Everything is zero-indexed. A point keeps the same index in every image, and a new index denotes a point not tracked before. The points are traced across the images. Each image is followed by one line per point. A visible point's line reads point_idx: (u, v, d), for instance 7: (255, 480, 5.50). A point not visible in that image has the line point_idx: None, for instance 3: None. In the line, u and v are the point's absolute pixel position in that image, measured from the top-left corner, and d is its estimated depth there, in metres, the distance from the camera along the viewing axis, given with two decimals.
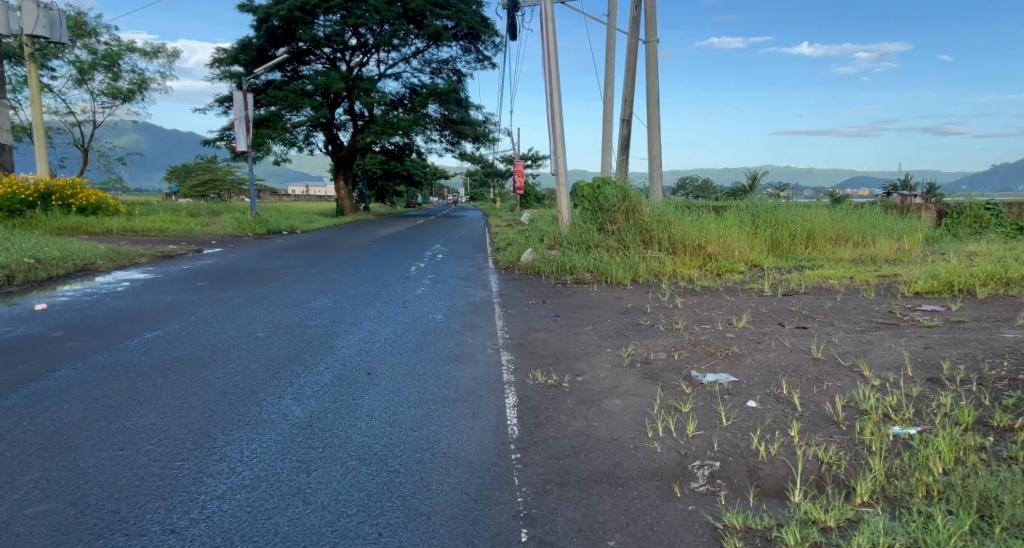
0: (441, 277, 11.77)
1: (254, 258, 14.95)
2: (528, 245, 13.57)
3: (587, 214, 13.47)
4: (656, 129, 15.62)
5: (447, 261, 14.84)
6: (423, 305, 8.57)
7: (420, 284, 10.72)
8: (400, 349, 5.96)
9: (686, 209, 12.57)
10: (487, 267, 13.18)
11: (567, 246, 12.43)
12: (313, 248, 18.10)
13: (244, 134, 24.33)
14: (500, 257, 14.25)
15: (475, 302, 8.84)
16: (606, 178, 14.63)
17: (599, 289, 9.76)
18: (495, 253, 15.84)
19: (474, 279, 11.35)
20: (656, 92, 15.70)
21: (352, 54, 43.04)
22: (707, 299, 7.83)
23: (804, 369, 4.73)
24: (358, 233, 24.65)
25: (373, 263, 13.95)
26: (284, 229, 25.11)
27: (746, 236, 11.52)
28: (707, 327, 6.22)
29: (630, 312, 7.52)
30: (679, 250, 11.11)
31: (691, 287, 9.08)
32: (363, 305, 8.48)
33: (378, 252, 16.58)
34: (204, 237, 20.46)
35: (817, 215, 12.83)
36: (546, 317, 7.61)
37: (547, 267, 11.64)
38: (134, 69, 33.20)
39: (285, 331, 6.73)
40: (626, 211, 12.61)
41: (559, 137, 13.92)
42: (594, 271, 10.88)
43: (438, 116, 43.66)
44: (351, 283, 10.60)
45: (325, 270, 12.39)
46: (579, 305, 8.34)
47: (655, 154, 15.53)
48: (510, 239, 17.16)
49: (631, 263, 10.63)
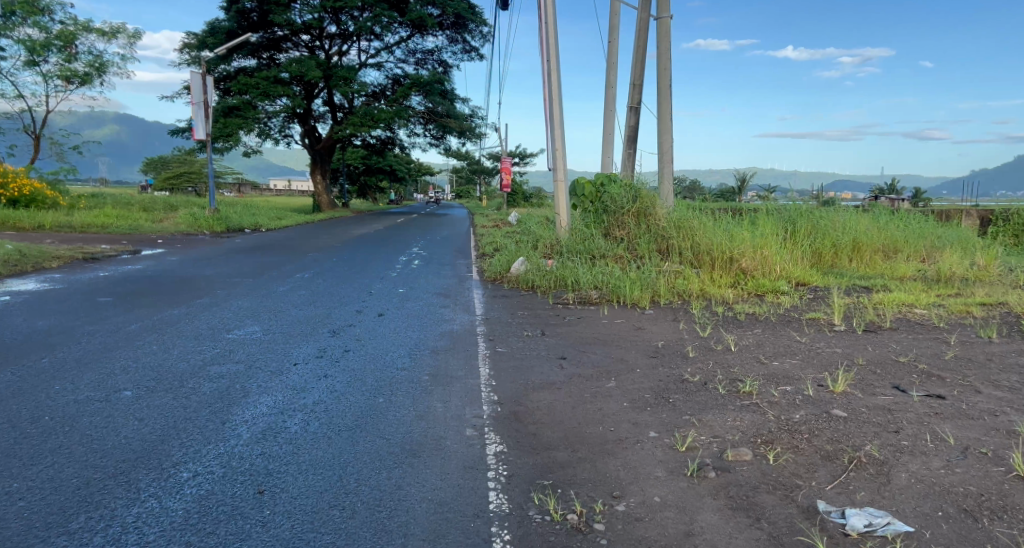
0: (412, 292, 9.68)
1: (197, 263, 12.78)
2: (520, 252, 11.54)
3: (590, 216, 11.51)
4: (667, 118, 13.62)
5: (424, 270, 12.69)
6: (383, 337, 6.47)
7: (386, 302, 8.65)
8: (330, 430, 3.89)
9: (709, 213, 10.55)
10: (470, 279, 11.14)
11: (567, 254, 10.45)
12: (271, 249, 15.93)
13: (202, 120, 22.07)
14: (487, 265, 12.22)
15: (453, 334, 6.74)
16: (611, 174, 12.61)
17: (609, 315, 7.71)
18: (480, 260, 13.72)
19: (454, 297, 9.27)
20: (668, 76, 13.66)
21: (331, 41, 40.76)
22: (767, 336, 5.79)
23: (1021, 507, 2.70)
24: (329, 232, 22.51)
25: (335, 272, 11.81)
26: (248, 227, 22.88)
27: (785, 247, 9.52)
28: (798, 393, 4.19)
29: (665, 357, 5.46)
30: (704, 262, 9.14)
31: (731, 315, 7.04)
32: (303, 338, 6.37)
33: (347, 256, 14.46)
34: (152, 235, 18.19)
35: (857, 222, 10.88)
36: (550, 363, 5.53)
37: (543, 283, 9.63)
38: (92, 51, 30.66)
39: (170, 385, 4.63)
40: (638, 215, 10.61)
41: (557, 124, 11.82)
42: (602, 288, 8.88)
43: (422, 108, 41.41)
44: (297, 301, 8.48)
45: (274, 281, 10.27)
46: (590, 341, 6.27)
47: (665, 149, 13.54)
48: (496, 244, 15.09)
49: (646, 278, 8.65)
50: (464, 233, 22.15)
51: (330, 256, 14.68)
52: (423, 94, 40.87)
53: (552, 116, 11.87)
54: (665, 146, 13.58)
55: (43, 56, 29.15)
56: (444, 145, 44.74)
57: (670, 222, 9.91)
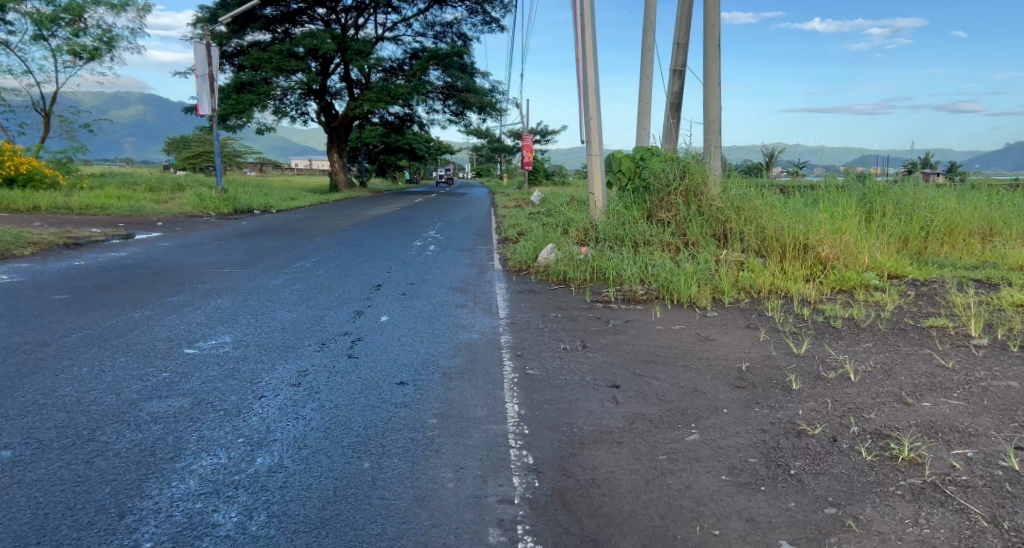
0: (425, 286, 8.31)
1: (190, 250, 11.53)
2: (548, 238, 10.12)
3: (630, 196, 10.04)
4: (713, 84, 12.03)
5: (440, 257, 11.35)
6: (383, 353, 5.11)
7: (393, 300, 7.30)
8: (280, 534, 2.54)
9: (772, 191, 9.03)
10: (491, 269, 9.77)
11: (605, 241, 9.03)
12: (276, 234, 14.66)
13: (207, 95, 20.69)
14: (511, 252, 10.85)
15: (472, 348, 5.35)
16: (653, 147, 11.09)
17: (663, 319, 6.27)
18: (503, 245, 12.32)
19: (474, 293, 7.88)
20: (716, 34, 12.03)
21: (347, 14, 39.24)
22: (891, 357, 4.31)
23: None
24: (342, 214, 21.27)
25: (341, 261, 10.47)
26: (257, 208, 21.67)
27: (868, 230, 7.99)
28: (994, 468, 2.74)
29: (758, 391, 4.01)
30: (773, 251, 7.65)
31: (824, 321, 5.57)
32: (282, 354, 5.02)
33: (355, 243, 13.15)
34: (152, 218, 17.02)
35: (946, 200, 9.27)
36: (600, 397, 4.13)
37: (578, 277, 8.26)
38: (101, 24, 29.41)
39: (74, 438, 3.30)
40: (689, 193, 9.11)
41: (593, 89, 10.27)
42: (649, 282, 7.44)
43: (440, 83, 39.82)
44: (288, 299, 7.15)
45: (268, 272, 8.98)
46: (647, 362, 4.87)
47: (712, 118, 11.98)
48: (521, 228, 13.67)
49: (701, 270, 7.21)
50: (485, 215, 20.75)
51: (338, 241, 13.36)
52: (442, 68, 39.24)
53: (584, 81, 10.35)
54: (712, 115, 12.03)
55: (50, 30, 27.97)
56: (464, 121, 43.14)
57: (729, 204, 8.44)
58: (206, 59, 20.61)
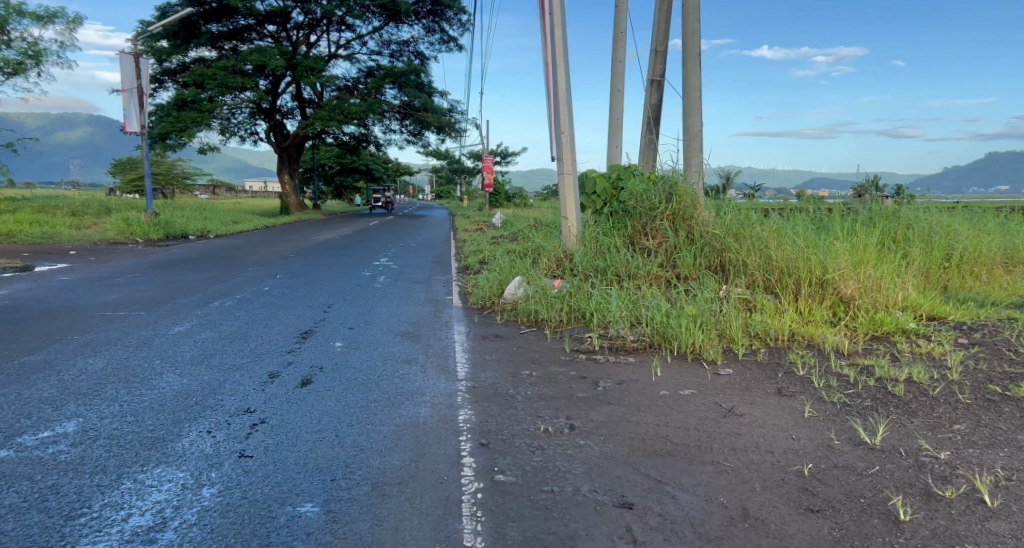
0: (367, 331, 6.85)
1: (91, 285, 9.84)
2: (514, 269, 8.77)
3: (609, 223, 8.79)
4: (693, 96, 10.96)
5: (390, 291, 9.90)
6: (290, 448, 3.65)
7: (324, 354, 5.82)
8: None
9: (772, 214, 7.89)
10: (448, 307, 8.37)
11: (582, 275, 7.74)
12: (204, 264, 13.01)
13: (136, 110, 18.91)
14: (472, 284, 9.47)
15: (419, 433, 3.93)
16: (631, 166, 9.90)
17: (667, 379, 4.95)
18: (463, 276, 10.94)
19: (426, 340, 6.45)
20: (696, 41, 10.98)
21: (298, 30, 37.69)
22: (1018, 459, 3.06)
23: None
24: (287, 239, 19.64)
25: (270, 298, 8.95)
26: (192, 233, 19.83)
27: (891, 260, 6.82)
28: None
29: (845, 527, 2.70)
30: (786, 288, 6.43)
31: (880, 386, 4.31)
32: (139, 453, 3.49)
33: (293, 274, 11.60)
34: (64, 246, 15.13)
35: (963, 224, 8.22)
36: (607, 532, 2.78)
37: (552, 318, 6.99)
38: (26, 35, 27.14)
39: None
40: (676, 217, 7.92)
41: (564, 98, 9.00)
42: (640, 326, 6.15)
43: (397, 102, 38.43)
44: (186, 355, 5.61)
45: (175, 315, 7.41)
46: (666, 458, 3.52)
47: (693, 134, 10.89)
48: (482, 255, 12.30)
49: (703, 312, 5.98)
50: (443, 240, 19.33)
51: (274, 272, 11.80)
52: (398, 86, 37.91)
53: (552, 89, 9.09)
54: (693, 131, 10.95)
55: None
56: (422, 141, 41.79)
57: (728, 232, 7.25)
58: (133, 72, 18.76)
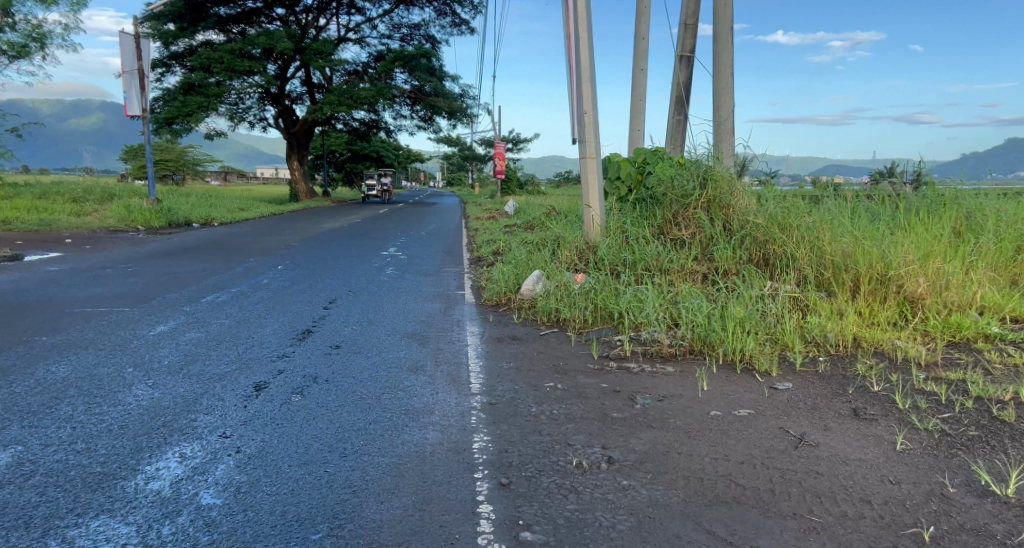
0: (371, 332, 6.18)
1: (79, 276, 9.23)
2: (533, 262, 8.06)
3: (638, 213, 8.06)
4: (726, 74, 10.17)
5: (398, 284, 9.24)
6: (268, 490, 2.98)
7: (321, 360, 5.16)
8: None
9: (819, 202, 7.16)
10: (460, 303, 7.70)
11: (609, 270, 7.04)
12: (203, 254, 12.38)
13: (137, 92, 18.28)
14: (486, 278, 8.79)
15: (426, 468, 3.25)
16: (658, 149, 9.16)
17: (716, 396, 4.24)
18: (476, 268, 10.26)
19: (435, 343, 5.77)
20: (728, 14, 10.18)
21: (307, 13, 36.93)
22: None
23: None
24: (293, 227, 19.04)
25: (269, 292, 8.30)
26: (196, 221, 19.23)
27: (963, 251, 6.03)
28: None
29: None
30: (844, 286, 5.68)
31: (981, 407, 3.59)
32: (77, 497, 2.85)
33: (296, 265, 10.95)
34: (61, 234, 14.53)
35: None
36: None
37: (577, 318, 6.32)
38: (30, 16, 26.30)
39: None
40: (711, 205, 7.23)
41: (588, 75, 8.20)
42: (678, 330, 5.45)
43: (407, 87, 37.65)
44: (164, 361, 4.95)
45: (162, 312, 6.77)
46: (736, 508, 2.82)
47: (724, 115, 10.11)
48: (497, 246, 11.61)
49: (750, 314, 5.27)
50: (455, 229, 18.65)
51: (275, 263, 11.16)
52: (409, 70, 37.12)
53: (574, 65, 8.29)
54: (724, 111, 10.16)
55: None
56: (434, 127, 41.02)
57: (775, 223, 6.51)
58: (133, 52, 18.09)
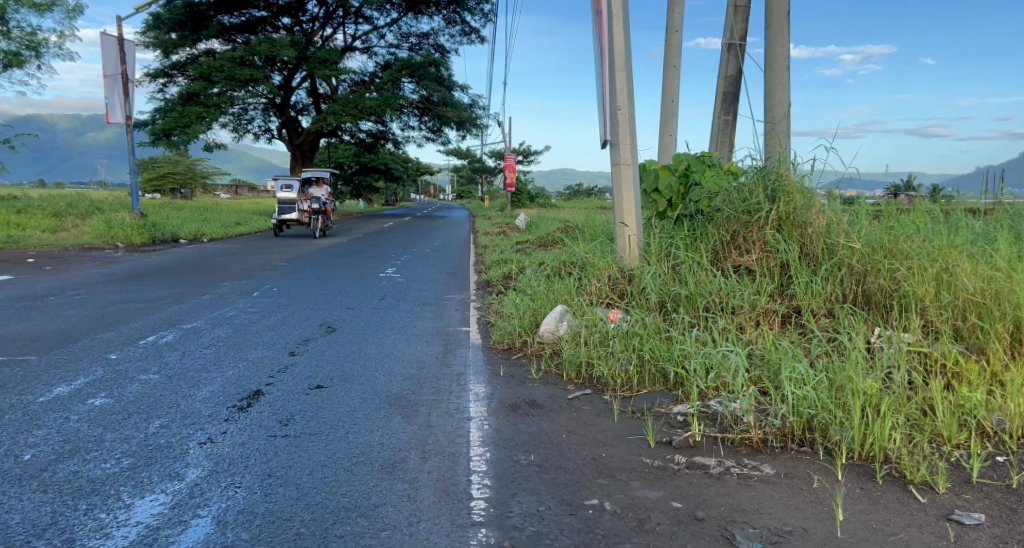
0: (342, 395, 4.63)
1: (9, 306, 7.71)
2: (555, 293, 6.52)
3: (688, 234, 6.51)
4: (779, 65, 8.63)
5: (392, 317, 7.72)
6: None
7: (264, 450, 3.63)
8: None
9: (926, 218, 5.62)
10: (464, 346, 6.17)
11: (658, 311, 5.48)
12: (174, 277, 10.87)
13: (119, 98, 16.89)
14: (496, 311, 7.26)
15: None
16: (703, 155, 7.66)
17: (866, 538, 2.64)
18: (484, 296, 8.75)
19: (425, 414, 4.23)
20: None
21: (313, 21, 35.70)
22: None
23: None
24: (288, 243, 17.59)
25: (230, 329, 6.77)
26: (183, 237, 17.83)
27: None
28: None
29: None
30: (999, 338, 4.08)
31: None
32: None
33: (275, 292, 9.46)
34: (24, 253, 13.03)
35: None
36: None
37: (619, 374, 4.76)
38: (23, 24, 24.84)
39: None
40: (784, 225, 5.75)
41: (623, 63, 6.64)
42: (772, 406, 3.87)
43: (415, 97, 36.32)
44: (24, 454, 3.40)
45: (77, 363, 5.22)
46: None
47: (779, 115, 8.57)
48: (508, 268, 10.11)
49: (876, 382, 3.69)
50: (463, 245, 17.20)
51: (252, 289, 9.66)
52: (417, 80, 35.81)
53: (604, 50, 6.73)
54: (780, 110, 8.62)
55: None
56: (443, 138, 39.72)
57: (880, 255, 4.98)
58: (116, 55, 16.68)
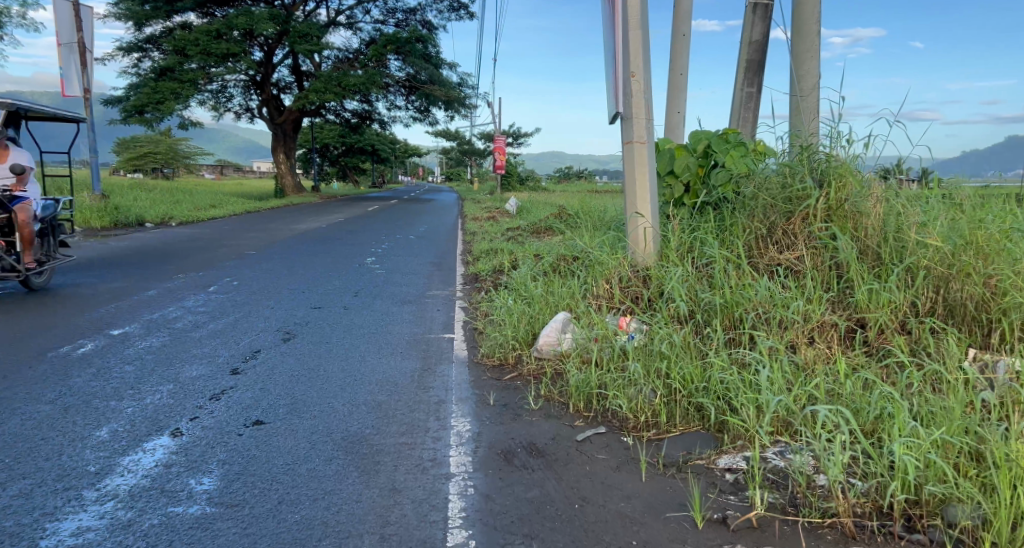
0: (284, 436, 3.59)
1: None
2: (555, 296, 5.49)
3: (715, 225, 5.47)
4: (809, 30, 7.55)
5: (364, 318, 6.67)
6: None
7: (157, 537, 2.59)
8: None
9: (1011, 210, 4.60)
10: (447, 360, 5.14)
11: (685, 322, 4.44)
12: (126, 267, 9.74)
13: (76, 68, 15.59)
14: (485, 315, 6.22)
15: None
16: (726, 131, 6.61)
17: None
18: (471, 293, 7.71)
19: (392, 471, 3.21)
20: None
21: None
22: None
23: None
24: (263, 228, 16.45)
25: (169, 336, 5.70)
26: (150, 220, 16.62)
27: None
28: None
29: None
30: None
31: None
32: None
33: (235, 286, 8.37)
34: None
35: None
36: None
37: (643, 408, 3.74)
38: None
39: None
40: (838, 215, 4.72)
41: (638, 19, 5.54)
42: (859, 467, 2.85)
43: (401, 75, 34.93)
44: None
45: None
46: None
47: (809, 87, 7.48)
48: (499, 260, 9.06)
49: (1012, 438, 2.69)
50: (450, 231, 16.10)
51: (210, 282, 8.56)
52: (403, 57, 34.40)
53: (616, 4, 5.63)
54: (808, 81, 7.55)
55: None
56: (431, 119, 38.40)
57: (967, 258, 3.96)
58: (72, 20, 15.35)
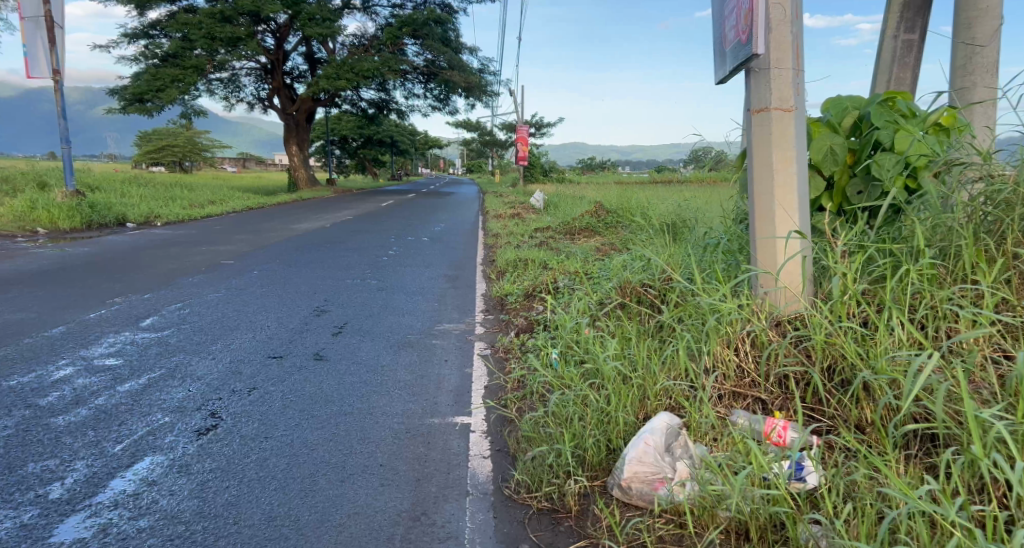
0: None
1: None
2: (634, 370, 3.28)
3: (916, 252, 3.16)
4: None
5: (337, 377, 4.52)
6: None
7: None
8: None
9: None
10: (453, 487, 2.96)
11: (938, 465, 2.17)
12: (61, 285, 7.74)
13: (42, 45, 13.66)
14: (514, 387, 4.01)
15: None
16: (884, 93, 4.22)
17: None
18: (493, 332, 5.51)
19: None
20: None
21: None
22: None
23: None
24: (257, 228, 14.43)
25: (17, 422, 3.61)
26: (132, 220, 14.66)
27: None
28: None
29: None
30: None
31: None
32: None
33: (182, 316, 6.29)
34: None
35: None
36: None
37: None
38: None
39: None
40: None
41: None
42: None
43: (419, 60, 32.79)
44: None
45: None
46: None
47: (987, 33, 4.84)
48: (531, 278, 6.86)
49: None
50: (471, 232, 13.92)
51: (151, 310, 6.49)
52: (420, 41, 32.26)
53: None
54: (987, 25, 4.87)
55: None
56: (450, 107, 36.23)
57: None
58: None
